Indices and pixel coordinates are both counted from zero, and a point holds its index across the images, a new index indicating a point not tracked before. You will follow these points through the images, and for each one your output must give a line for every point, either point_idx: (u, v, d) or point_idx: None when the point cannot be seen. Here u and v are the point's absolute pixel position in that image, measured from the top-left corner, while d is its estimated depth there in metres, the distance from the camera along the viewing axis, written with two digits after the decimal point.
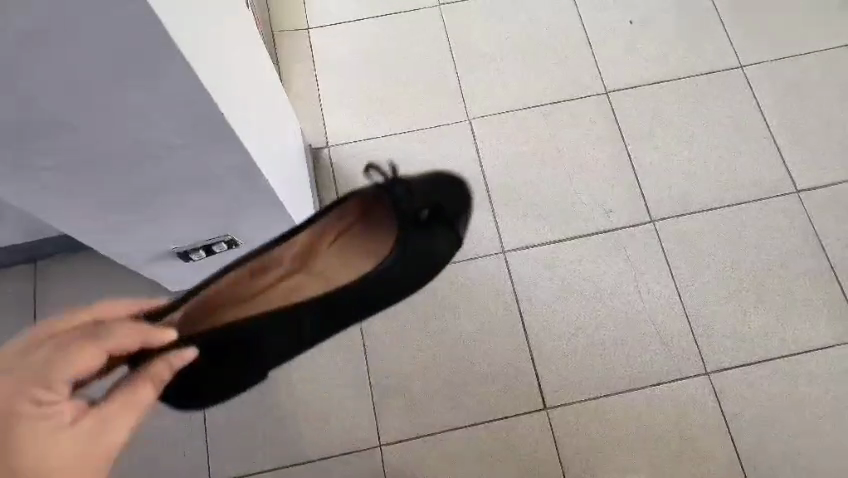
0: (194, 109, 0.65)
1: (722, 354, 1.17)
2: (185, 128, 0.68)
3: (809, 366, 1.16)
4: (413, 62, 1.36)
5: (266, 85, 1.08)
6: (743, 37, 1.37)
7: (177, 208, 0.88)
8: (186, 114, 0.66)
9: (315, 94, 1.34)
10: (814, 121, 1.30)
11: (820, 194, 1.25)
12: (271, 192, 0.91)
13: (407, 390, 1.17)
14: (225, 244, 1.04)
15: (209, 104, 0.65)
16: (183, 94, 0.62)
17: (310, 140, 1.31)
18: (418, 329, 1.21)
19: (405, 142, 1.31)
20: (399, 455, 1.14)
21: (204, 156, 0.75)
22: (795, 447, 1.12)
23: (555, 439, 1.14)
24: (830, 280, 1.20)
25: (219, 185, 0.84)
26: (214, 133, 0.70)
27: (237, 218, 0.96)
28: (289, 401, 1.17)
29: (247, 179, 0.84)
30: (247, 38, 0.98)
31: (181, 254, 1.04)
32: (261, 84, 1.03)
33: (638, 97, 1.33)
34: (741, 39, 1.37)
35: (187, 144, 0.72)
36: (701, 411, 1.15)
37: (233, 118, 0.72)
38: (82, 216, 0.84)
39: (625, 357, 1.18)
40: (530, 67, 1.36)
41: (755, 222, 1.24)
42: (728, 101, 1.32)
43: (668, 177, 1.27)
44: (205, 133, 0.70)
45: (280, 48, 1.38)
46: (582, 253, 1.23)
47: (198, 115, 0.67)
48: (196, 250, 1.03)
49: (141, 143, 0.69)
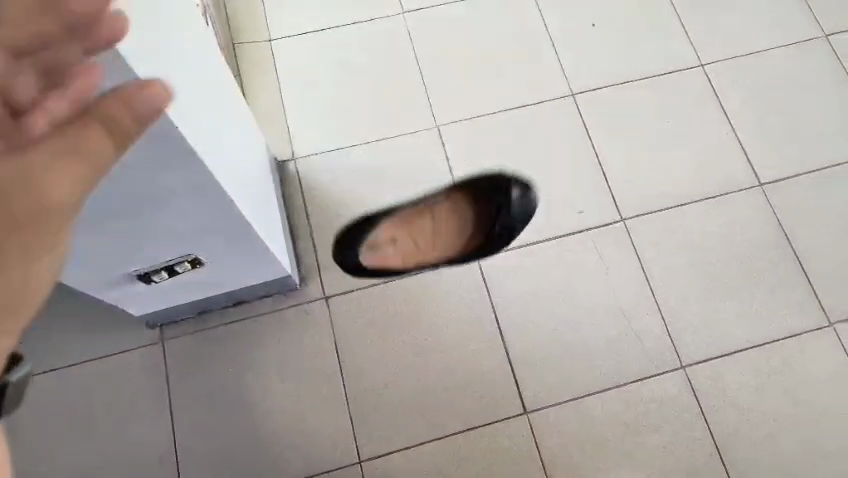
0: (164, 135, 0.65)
1: (696, 348, 1.20)
2: (153, 157, 0.68)
3: (780, 355, 1.19)
4: (378, 71, 1.37)
5: (224, 100, 1.06)
6: (702, 37, 1.41)
7: (146, 234, 0.85)
8: (154, 142, 0.65)
9: (279, 105, 1.34)
10: (772, 117, 1.35)
11: (782, 187, 1.29)
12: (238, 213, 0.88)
13: (386, 403, 1.17)
14: (188, 265, 1.00)
15: (175, 130, 0.65)
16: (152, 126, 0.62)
17: (275, 153, 1.30)
18: (395, 340, 1.20)
19: (373, 152, 1.31)
20: (381, 470, 1.13)
21: (170, 183, 0.74)
22: (770, 435, 1.15)
23: (536, 442, 1.15)
24: (796, 269, 1.24)
25: (185, 208, 0.82)
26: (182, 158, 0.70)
27: (208, 238, 0.94)
28: (266, 423, 1.16)
29: (210, 199, 0.82)
30: (205, 55, 0.96)
31: (141, 278, 1.00)
32: (218, 98, 1.01)
33: (603, 98, 1.36)
34: (700, 39, 1.41)
35: (154, 174, 0.71)
36: (678, 405, 1.16)
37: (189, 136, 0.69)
38: None
39: (603, 355, 1.19)
40: (493, 72, 1.38)
41: (723, 215, 1.28)
42: (689, 100, 1.36)
43: (634, 176, 1.30)
44: (170, 161, 0.70)
45: (243, 62, 1.37)
46: (556, 254, 1.25)
47: (164, 144, 0.66)
48: (156, 271, 0.99)
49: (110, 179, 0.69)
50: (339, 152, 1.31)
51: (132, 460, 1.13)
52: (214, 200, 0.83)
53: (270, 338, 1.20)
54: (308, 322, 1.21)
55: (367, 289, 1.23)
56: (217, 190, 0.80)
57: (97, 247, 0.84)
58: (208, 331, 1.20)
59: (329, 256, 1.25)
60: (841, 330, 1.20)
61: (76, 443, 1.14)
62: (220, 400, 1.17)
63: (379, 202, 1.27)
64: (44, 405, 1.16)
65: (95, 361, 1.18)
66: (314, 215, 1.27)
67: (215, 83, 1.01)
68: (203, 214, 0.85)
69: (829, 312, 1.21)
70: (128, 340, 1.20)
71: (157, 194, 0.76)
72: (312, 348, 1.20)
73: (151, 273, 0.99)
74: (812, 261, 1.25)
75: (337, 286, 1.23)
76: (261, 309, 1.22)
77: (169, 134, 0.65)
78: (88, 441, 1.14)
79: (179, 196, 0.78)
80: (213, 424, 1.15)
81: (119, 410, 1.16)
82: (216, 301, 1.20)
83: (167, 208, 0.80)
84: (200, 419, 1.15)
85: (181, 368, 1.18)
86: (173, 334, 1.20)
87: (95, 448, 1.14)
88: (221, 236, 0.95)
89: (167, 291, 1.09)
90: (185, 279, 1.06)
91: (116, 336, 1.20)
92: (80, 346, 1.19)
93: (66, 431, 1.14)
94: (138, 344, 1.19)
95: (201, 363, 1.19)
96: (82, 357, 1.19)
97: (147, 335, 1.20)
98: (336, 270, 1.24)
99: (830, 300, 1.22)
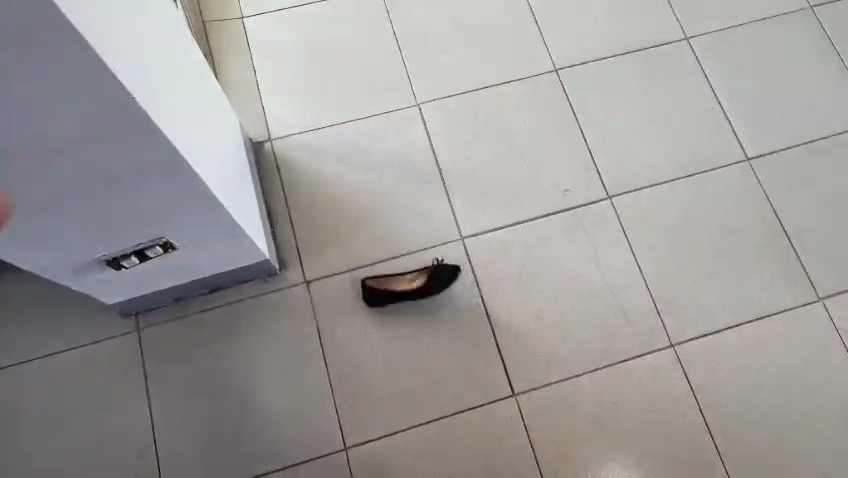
0: (116, 103, 0.64)
1: (685, 326, 1.19)
2: (107, 127, 0.67)
3: (769, 331, 1.19)
4: (355, 48, 1.33)
5: (195, 73, 1.04)
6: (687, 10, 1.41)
7: (105, 207, 0.83)
8: (106, 110, 0.64)
9: (254, 84, 1.29)
10: (756, 92, 1.35)
11: (768, 161, 1.30)
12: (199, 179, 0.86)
13: (372, 387, 1.14)
14: (160, 247, 0.99)
15: (126, 97, 0.64)
16: (101, 92, 0.61)
17: (251, 134, 1.26)
18: (380, 323, 1.17)
19: (353, 132, 1.28)
20: (368, 457, 1.10)
21: (126, 153, 0.73)
22: (759, 412, 1.14)
23: (526, 424, 1.13)
24: (784, 244, 1.25)
25: (142, 174, 0.79)
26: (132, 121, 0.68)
27: (172, 211, 0.91)
28: (249, 412, 1.12)
29: (169, 164, 0.79)
30: (167, 26, 0.94)
31: (111, 263, 0.99)
32: (186, 71, 0.99)
33: (587, 74, 1.34)
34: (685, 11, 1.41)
35: (107, 145, 0.70)
36: (668, 385, 1.16)
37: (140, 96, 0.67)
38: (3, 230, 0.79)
39: (592, 335, 1.18)
40: (473, 49, 1.35)
41: (709, 192, 1.27)
42: (673, 75, 1.35)
43: (620, 154, 1.29)
44: (124, 130, 0.69)
45: (214, 39, 1.32)
46: (543, 233, 1.23)
47: (115, 111, 0.65)
48: (125, 256, 0.98)
49: (63, 152, 0.68)
50: (317, 132, 1.27)
51: (109, 454, 1.09)
52: (174, 170, 0.81)
53: (251, 325, 1.17)
54: (290, 307, 1.18)
55: (350, 272, 1.20)
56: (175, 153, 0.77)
57: (55, 225, 0.83)
58: (187, 319, 1.17)
59: (311, 238, 1.21)
60: (828, 304, 1.21)
61: (51, 438, 1.09)
62: (201, 390, 1.13)
63: (361, 184, 1.25)
64: (16, 398, 1.11)
65: (68, 353, 1.14)
66: (293, 197, 1.23)
67: (181, 56, 0.99)
68: (164, 186, 0.84)
69: (816, 285, 1.22)
70: (103, 331, 1.15)
71: (113, 166, 0.75)
72: (295, 334, 1.16)
73: (121, 257, 0.98)
74: (798, 235, 1.25)
75: (319, 269, 1.20)
76: (239, 295, 1.19)
77: (121, 102, 0.64)
78: (62, 434, 1.10)
79: (136, 168, 0.77)
80: (194, 415, 1.12)
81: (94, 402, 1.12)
82: (192, 287, 1.16)
83: (126, 180, 0.79)
84: (181, 410, 1.12)
85: (158, 357, 1.15)
86: (150, 322, 1.16)
87: (70, 442, 1.09)
88: (185, 211, 0.93)
89: (140, 274, 1.06)
90: (158, 263, 1.04)
91: (91, 326, 1.15)
92: (51, 337, 1.15)
93: (39, 425, 1.10)
94: (113, 334, 1.15)
95: (179, 351, 1.15)
96: (55, 349, 1.14)
97: (123, 324, 1.16)
98: (318, 253, 1.21)
99: (816, 274, 1.23)
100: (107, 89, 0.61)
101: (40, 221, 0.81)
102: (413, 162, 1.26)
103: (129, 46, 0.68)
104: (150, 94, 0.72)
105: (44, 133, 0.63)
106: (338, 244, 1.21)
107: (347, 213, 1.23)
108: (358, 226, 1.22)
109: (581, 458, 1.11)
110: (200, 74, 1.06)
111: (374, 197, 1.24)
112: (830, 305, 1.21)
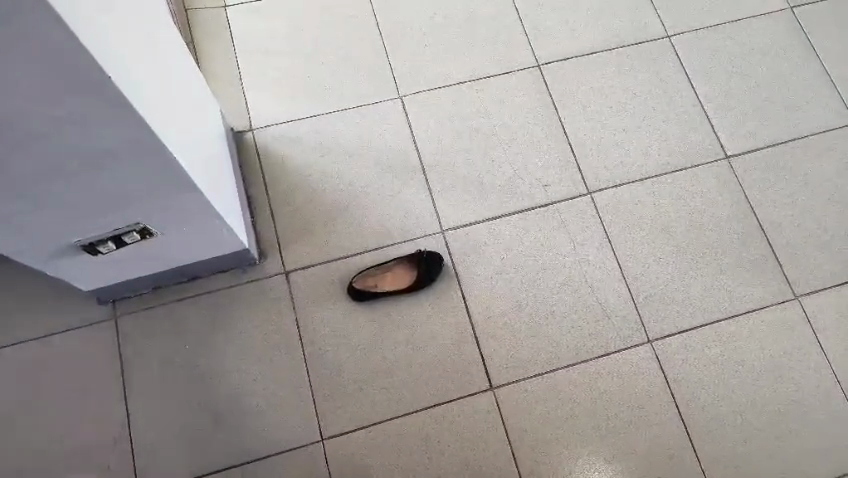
0: (96, 87, 0.63)
1: (664, 322, 1.20)
2: (86, 112, 0.66)
3: (746, 327, 1.20)
4: (338, 39, 1.33)
5: (178, 64, 1.04)
6: (670, 7, 1.42)
7: (83, 194, 0.83)
8: (86, 94, 0.64)
9: (236, 74, 1.29)
10: (737, 91, 1.36)
11: (749, 160, 1.31)
12: (179, 168, 0.86)
13: (349, 379, 1.14)
14: (137, 234, 0.99)
15: (107, 81, 0.63)
16: (80, 76, 0.61)
17: (233, 123, 1.25)
18: (358, 314, 1.17)
19: (335, 123, 1.27)
20: (344, 449, 1.10)
21: (108, 140, 0.73)
22: (735, 408, 1.15)
23: (503, 417, 1.13)
24: (761, 241, 1.26)
25: (123, 163, 0.79)
26: (114, 110, 0.68)
27: (151, 199, 0.91)
28: (225, 402, 1.12)
29: (149, 153, 0.79)
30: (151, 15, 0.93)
31: (88, 248, 0.98)
32: (169, 58, 0.99)
33: (569, 70, 1.35)
34: (668, 8, 1.42)
35: (86, 130, 0.70)
36: (645, 379, 1.16)
37: (123, 84, 0.67)
38: None
39: (570, 328, 1.18)
40: (457, 42, 1.35)
41: (689, 190, 1.28)
42: (654, 72, 1.36)
43: (601, 149, 1.30)
44: (104, 116, 0.68)
45: (196, 27, 1.32)
46: (523, 227, 1.24)
47: (96, 96, 0.65)
48: (103, 241, 0.97)
49: (41, 135, 0.67)
50: (298, 123, 1.27)
51: (84, 442, 1.08)
52: (154, 157, 0.81)
53: (230, 314, 1.16)
54: (269, 296, 1.17)
55: (330, 263, 1.19)
56: (155, 142, 0.77)
57: (30, 210, 0.82)
58: (164, 306, 1.16)
59: (290, 229, 1.21)
60: (804, 302, 1.22)
61: (24, 426, 1.08)
62: (177, 379, 1.13)
63: (342, 175, 1.25)
64: None
65: (42, 339, 1.13)
66: (273, 188, 1.23)
67: (164, 44, 0.98)
68: (144, 173, 0.84)
69: (793, 283, 1.23)
70: (79, 318, 1.14)
71: (92, 152, 0.74)
72: (273, 324, 1.16)
73: (98, 244, 0.98)
74: (776, 234, 1.26)
75: (299, 260, 1.19)
76: (217, 284, 1.18)
77: (102, 86, 0.63)
78: (37, 423, 1.09)
79: (115, 154, 0.77)
80: (169, 404, 1.11)
81: (70, 391, 1.11)
82: (170, 275, 1.15)
83: (104, 167, 0.78)
84: (157, 399, 1.11)
85: (135, 346, 1.14)
86: (127, 310, 1.16)
87: (45, 431, 1.08)
88: (164, 199, 0.92)
89: (117, 260, 1.05)
90: (135, 250, 1.04)
91: (68, 313, 1.14)
92: (26, 323, 1.13)
93: (14, 412, 1.09)
94: (90, 321, 1.14)
95: (156, 340, 1.14)
96: (31, 335, 1.13)
97: (100, 311, 1.15)
98: (298, 243, 1.20)
99: (793, 272, 1.24)
100: (90, 76, 0.61)
101: (14, 206, 0.80)
102: (393, 155, 1.26)
103: (113, 33, 0.68)
104: (132, 83, 0.72)
105: (21, 115, 0.63)
106: (317, 235, 1.21)
107: (327, 204, 1.23)
108: (338, 217, 1.22)
109: (557, 452, 1.12)
110: (183, 64, 1.06)
111: (354, 188, 1.24)
112: (806, 303, 1.22)
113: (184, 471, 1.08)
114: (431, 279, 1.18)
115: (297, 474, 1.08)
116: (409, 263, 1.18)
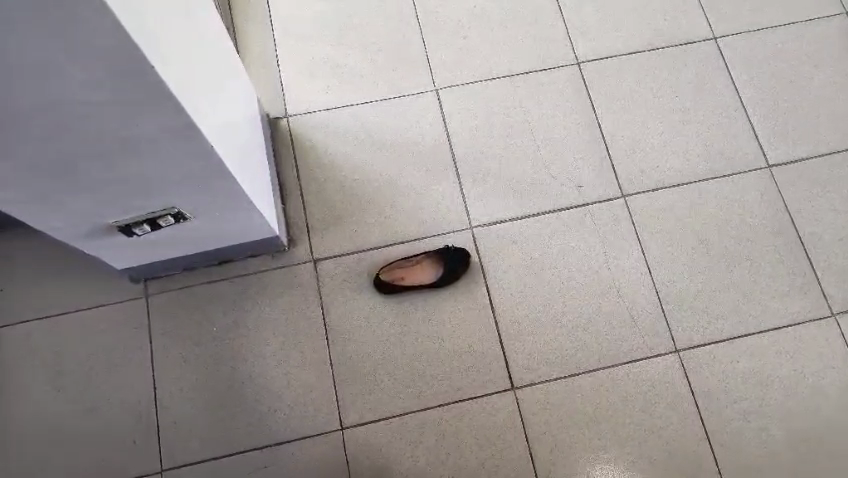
0: (136, 71, 0.61)
1: (691, 332, 1.17)
2: (122, 92, 0.64)
3: (778, 342, 1.17)
4: (366, 33, 1.33)
5: (222, 53, 1.03)
6: (718, 7, 1.39)
7: (126, 185, 0.83)
8: (123, 77, 0.61)
9: (273, 60, 1.31)
10: (783, 97, 1.33)
11: (792, 169, 1.27)
12: (218, 166, 0.86)
13: (370, 370, 1.14)
14: (171, 219, 0.97)
15: (148, 64, 0.61)
16: (121, 59, 0.58)
17: (268, 110, 1.27)
18: (382, 306, 1.17)
19: (370, 113, 1.28)
20: (362, 438, 1.10)
21: (156, 134, 0.73)
22: (763, 423, 1.12)
23: (522, 418, 1.12)
24: (799, 255, 1.22)
25: (165, 157, 0.79)
26: (161, 106, 0.68)
27: (189, 194, 0.92)
28: (247, 385, 1.13)
29: (191, 149, 0.79)
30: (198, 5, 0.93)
31: (124, 230, 0.97)
32: (214, 49, 0.98)
33: (609, 69, 1.33)
34: (716, 9, 1.39)
35: (128, 121, 0.69)
36: (670, 388, 1.14)
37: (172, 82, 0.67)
38: (26, 198, 0.79)
39: (594, 332, 1.17)
40: (496, 37, 1.35)
41: (727, 197, 1.25)
42: (697, 75, 1.34)
43: (637, 152, 1.28)
44: (140, 98, 0.66)
45: (237, 14, 1.34)
46: (552, 228, 1.22)
47: (135, 79, 0.62)
48: (139, 224, 0.95)
49: (77, 115, 0.65)
50: (333, 112, 1.28)
51: (112, 417, 1.11)
52: (188, 145, 0.78)
53: (256, 299, 1.17)
54: (295, 283, 1.18)
55: (357, 253, 1.20)
56: (198, 138, 0.77)
57: (60, 191, 0.80)
58: (193, 288, 1.18)
59: (320, 217, 1.22)
60: (840, 320, 1.18)
61: (54, 397, 1.11)
62: (202, 360, 1.14)
63: (373, 166, 1.25)
64: (29, 355, 1.13)
65: (75, 314, 1.15)
66: (304, 176, 1.24)
67: (211, 36, 0.98)
68: (183, 168, 0.83)
69: (830, 300, 1.19)
70: (110, 294, 1.17)
71: (139, 144, 0.74)
72: (298, 310, 1.17)
73: (133, 226, 0.96)
74: (815, 247, 1.23)
75: (326, 249, 1.20)
76: (245, 268, 1.19)
77: (140, 70, 0.61)
78: (68, 395, 1.11)
79: (158, 149, 0.77)
80: (193, 385, 1.13)
81: (101, 366, 1.13)
82: (200, 259, 1.16)
83: (139, 151, 0.76)
84: (182, 379, 1.13)
85: (165, 325, 1.16)
86: (157, 289, 1.17)
87: (75, 404, 1.11)
88: (203, 191, 0.92)
89: (153, 243, 1.06)
90: (171, 234, 1.04)
91: (102, 290, 1.17)
92: (60, 298, 1.16)
93: (47, 383, 1.12)
94: (122, 299, 1.17)
95: (183, 320, 1.16)
96: (65, 310, 1.16)
97: (129, 288, 1.17)
98: (326, 232, 1.21)
99: (830, 288, 1.20)
100: (140, 73, 0.61)
101: (44, 186, 0.77)
102: (426, 148, 1.26)
103: (162, 27, 0.68)
104: (180, 77, 0.72)
105: (57, 93, 0.61)
106: (346, 225, 1.21)
107: (357, 194, 1.23)
108: (367, 208, 1.22)
109: (575, 456, 1.10)
110: (226, 54, 1.05)
111: (385, 180, 1.24)
112: (843, 321, 1.18)
113: (205, 451, 1.09)
114: (455, 275, 1.17)
115: (315, 460, 1.09)
116: (434, 258, 1.17)
